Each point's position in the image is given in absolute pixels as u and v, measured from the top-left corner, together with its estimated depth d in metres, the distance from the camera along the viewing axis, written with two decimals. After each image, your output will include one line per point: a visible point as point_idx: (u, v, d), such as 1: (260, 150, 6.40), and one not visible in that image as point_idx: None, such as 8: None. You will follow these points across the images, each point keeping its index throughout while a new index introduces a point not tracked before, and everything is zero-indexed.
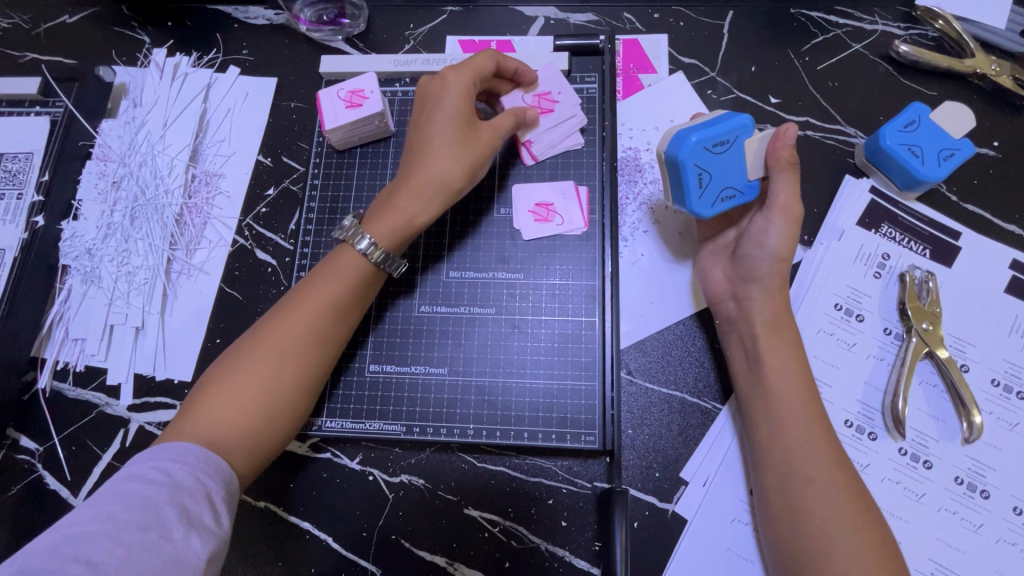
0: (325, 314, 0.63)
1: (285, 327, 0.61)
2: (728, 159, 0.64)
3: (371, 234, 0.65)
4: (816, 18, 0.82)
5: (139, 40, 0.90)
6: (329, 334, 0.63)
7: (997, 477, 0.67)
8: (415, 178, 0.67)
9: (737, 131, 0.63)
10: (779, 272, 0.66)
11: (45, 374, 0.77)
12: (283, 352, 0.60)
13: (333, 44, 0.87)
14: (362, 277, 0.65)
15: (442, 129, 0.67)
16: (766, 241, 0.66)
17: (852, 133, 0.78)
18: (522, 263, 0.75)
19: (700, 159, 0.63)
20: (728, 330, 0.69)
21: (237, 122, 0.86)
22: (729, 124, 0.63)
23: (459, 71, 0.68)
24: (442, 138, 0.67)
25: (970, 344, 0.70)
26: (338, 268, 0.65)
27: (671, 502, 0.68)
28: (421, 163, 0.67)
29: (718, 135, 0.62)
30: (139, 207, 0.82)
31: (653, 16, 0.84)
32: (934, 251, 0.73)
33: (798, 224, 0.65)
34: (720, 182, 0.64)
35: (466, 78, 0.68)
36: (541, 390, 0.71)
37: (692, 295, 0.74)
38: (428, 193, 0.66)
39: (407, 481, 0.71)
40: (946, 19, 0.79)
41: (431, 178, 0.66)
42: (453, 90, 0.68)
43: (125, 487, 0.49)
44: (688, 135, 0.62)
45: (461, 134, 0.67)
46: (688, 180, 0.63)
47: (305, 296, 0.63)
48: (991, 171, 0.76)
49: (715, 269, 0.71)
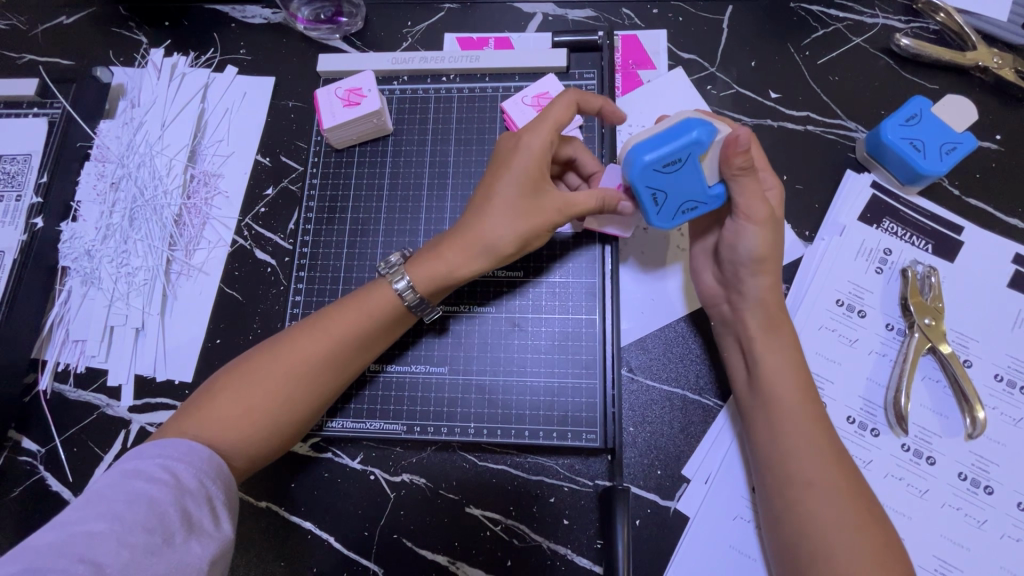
0: (346, 343, 0.62)
1: (302, 350, 0.60)
2: (682, 175, 0.60)
3: (410, 276, 0.63)
4: (816, 12, 0.82)
5: (136, 41, 0.90)
6: (343, 360, 0.62)
7: (1001, 472, 0.66)
8: (463, 229, 0.63)
9: (691, 149, 0.58)
10: (762, 275, 0.65)
11: (46, 376, 0.77)
12: (296, 375, 0.60)
13: (330, 42, 0.87)
14: (390, 311, 0.64)
15: (507, 188, 0.62)
16: (740, 246, 0.64)
17: (853, 128, 0.77)
18: (522, 261, 0.74)
19: (652, 180, 0.59)
20: (726, 333, 0.68)
21: (235, 122, 0.85)
22: (682, 141, 0.57)
23: (539, 134, 0.63)
24: (506, 199, 0.62)
25: (973, 339, 0.70)
26: (371, 300, 0.63)
27: (672, 499, 0.68)
28: (475, 218, 0.63)
29: (669, 153, 0.58)
30: (137, 209, 0.82)
31: (652, 11, 0.84)
32: (936, 245, 0.73)
33: (770, 228, 0.63)
34: (678, 197, 0.61)
35: (544, 140, 0.63)
36: (542, 390, 0.71)
37: (685, 296, 0.73)
38: (473, 244, 0.62)
39: (408, 481, 0.70)
40: (947, 11, 0.78)
41: (479, 236, 0.62)
42: (527, 152, 0.63)
43: (128, 484, 0.49)
44: (641, 158, 0.58)
45: (528, 200, 0.62)
46: (642, 201, 0.61)
47: (330, 320, 0.62)
48: (992, 165, 0.75)
49: (703, 272, 0.71)
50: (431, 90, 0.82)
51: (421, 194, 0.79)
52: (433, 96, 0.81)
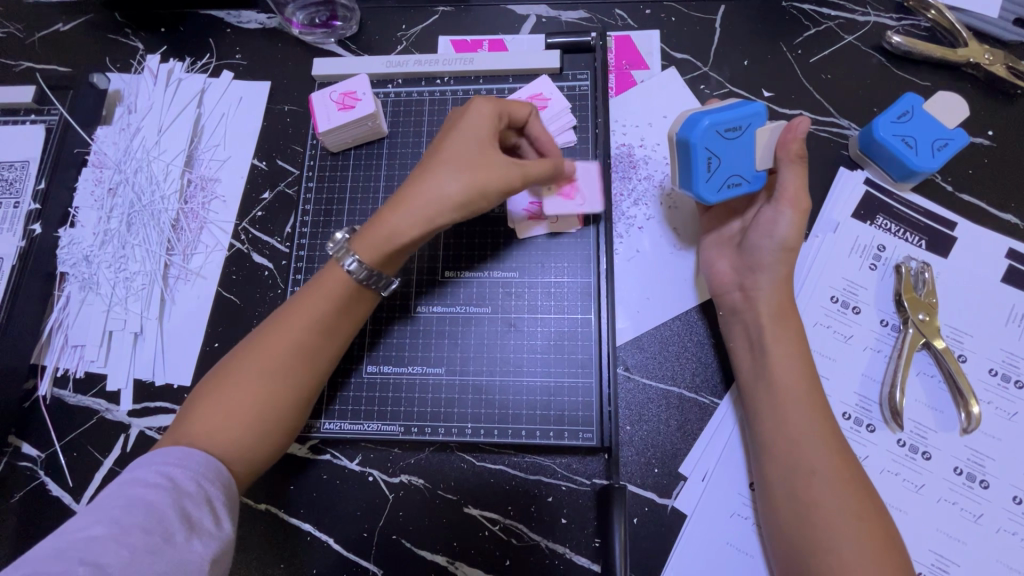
0: (317, 329, 0.62)
1: (274, 343, 0.61)
2: (739, 146, 0.64)
3: (358, 252, 0.63)
4: (808, 11, 0.82)
5: (132, 47, 0.90)
6: (318, 347, 0.63)
7: (996, 466, 0.66)
8: (413, 195, 0.63)
9: (750, 119, 0.63)
10: (786, 261, 0.67)
11: (45, 381, 0.78)
12: (272, 368, 0.60)
13: (325, 46, 0.87)
14: (358, 293, 0.64)
15: (459, 148, 0.64)
16: (775, 230, 0.66)
17: (846, 126, 0.78)
18: (517, 261, 0.75)
19: (711, 143, 0.62)
20: (733, 322, 0.69)
21: (231, 126, 0.86)
22: (744, 110, 0.62)
23: (490, 101, 0.66)
24: (458, 157, 0.63)
25: (967, 334, 0.70)
26: (335, 283, 0.64)
27: (669, 497, 0.68)
28: (427, 177, 0.63)
29: (731, 120, 0.62)
30: (134, 214, 0.82)
31: (644, 11, 0.84)
32: (929, 241, 0.73)
33: (806, 217, 0.66)
34: (728, 168, 0.64)
35: (495, 107, 0.66)
36: (539, 389, 0.71)
37: (697, 287, 0.73)
38: (426, 210, 0.62)
39: (407, 481, 0.71)
40: (938, 9, 0.79)
41: (432, 195, 0.62)
42: (480, 115, 0.65)
43: (127, 491, 0.49)
44: (705, 119, 0.62)
45: (481, 158, 0.63)
46: (696, 163, 0.63)
47: (297, 309, 0.63)
48: (985, 160, 0.75)
49: (721, 260, 0.71)
50: (425, 93, 0.82)
51: None
52: (427, 98, 0.82)
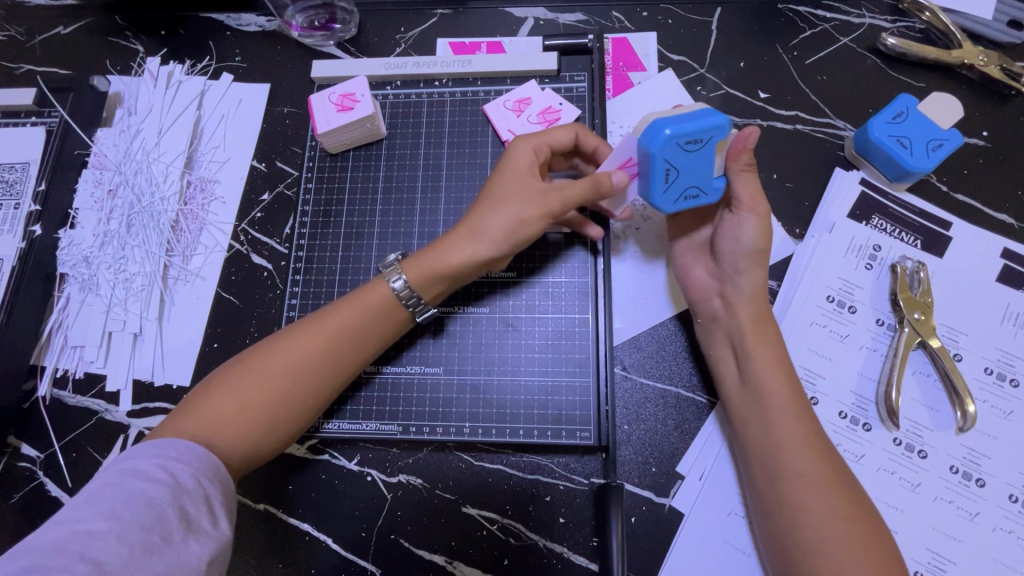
0: (343, 340, 0.63)
1: (301, 347, 0.61)
2: (698, 157, 0.60)
3: (405, 272, 0.65)
4: (803, 13, 0.83)
5: (133, 50, 0.91)
6: (343, 357, 0.63)
7: (992, 465, 0.67)
8: (464, 225, 0.65)
9: (714, 132, 0.58)
10: (759, 264, 0.67)
11: (45, 382, 0.78)
12: (294, 371, 0.61)
13: (325, 49, 0.88)
14: (389, 310, 0.65)
15: (501, 181, 0.66)
16: (740, 236, 0.66)
17: (842, 126, 0.78)
18: (516, 261, 0.75)
19: (671, 154, 0.59)
20: (713, 329, 0.69)
21: (231, 128, 0.86)
22: (709, 121, 0.58)
23: (532, 138, 0.68)
24: (499, 191, 0.65)
25: (962, 333, 0.70)
26: (370, 297, 0.65)
27: (667, 496, 0.69)
28: (475, 211, 0.66)
29: (695, 131, 0.58)
30: (134, 215, 0.83)
31: (641, 14, 0.85)
32: (925, 241, 0.73)
33: (768, 219, 0.65)
34: (685, 179, 0.61)
35: (535, 143, 0.68)
36: (537, 388, 0.71)
37: (671, 295, 0.74)
38: (471, 237, 0.64)
39: (405, 482, 0.71)
40: (932, 10, 0.79)
41: (485, 231, 0.64)
42: (520, 151, 0.67)
43: (129, 483, 0.49)
44: (665, 128, 0.57)
45: (521, 188, 0.65)
46: (654, 173, 0.60)
47: (328, 318, 0.63)
48: (980, 161, 0.76)
49: (696, 268, 0.71)
50: (424, 95, 0.83)
51: (415, 198, 0.79)
52: (425, 100, 0.82)
